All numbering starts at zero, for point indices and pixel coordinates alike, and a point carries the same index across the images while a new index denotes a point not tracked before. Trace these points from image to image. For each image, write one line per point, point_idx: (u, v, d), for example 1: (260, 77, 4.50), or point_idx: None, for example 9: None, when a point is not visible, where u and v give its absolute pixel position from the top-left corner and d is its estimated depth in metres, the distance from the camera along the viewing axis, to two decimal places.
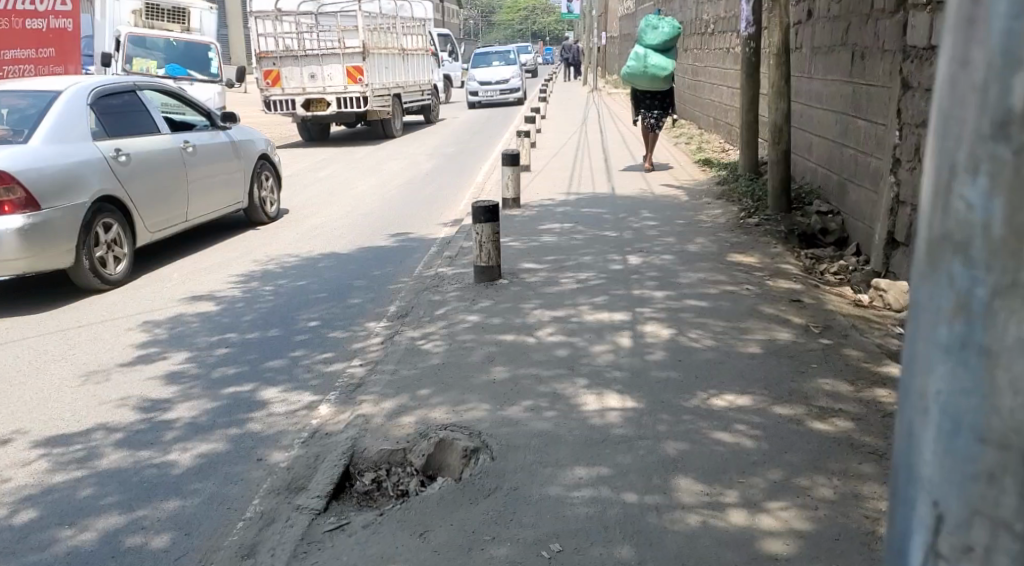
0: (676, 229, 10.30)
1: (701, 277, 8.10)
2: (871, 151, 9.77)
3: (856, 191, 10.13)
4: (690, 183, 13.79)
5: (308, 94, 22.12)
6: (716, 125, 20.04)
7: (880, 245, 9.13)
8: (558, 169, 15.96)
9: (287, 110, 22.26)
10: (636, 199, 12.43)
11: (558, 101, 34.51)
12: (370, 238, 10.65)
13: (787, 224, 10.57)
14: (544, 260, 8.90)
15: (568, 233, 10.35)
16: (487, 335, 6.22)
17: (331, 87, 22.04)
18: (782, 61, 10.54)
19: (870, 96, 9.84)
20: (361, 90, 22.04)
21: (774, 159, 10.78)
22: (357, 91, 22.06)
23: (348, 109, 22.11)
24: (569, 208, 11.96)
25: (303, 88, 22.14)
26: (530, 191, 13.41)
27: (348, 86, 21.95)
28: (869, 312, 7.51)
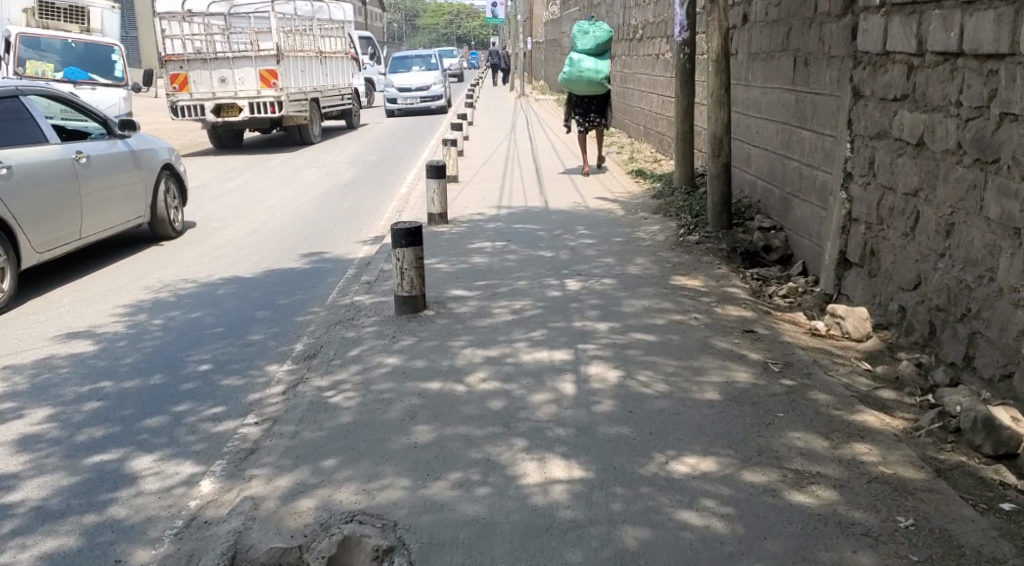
0: (615, 248, 9.61)
1: (645, 304, 7.43)
2: (817, 164, 9.15)
3: (801, 206, 9.51)
4: (626, 195, 13.12)
5: (218, 98, 21.08)
6: (647, 134, 19.52)
7: (830, 265, 8.49)
8: (487, 180, 15.17)
9: (196, 115, 21.22)
10: (570, 213, 11.71)
11: (483, 107, 33.78)
12: (278, 259, 9.86)
13: (729, 241, 9.92)
14: (473, 285, 8.15)
15: (499, 253, 9.59)
16: (409, 382, 5.50)
17: (244, 92, 21.10)
18: (721, 68, 9.89)
19: (815, 106, 9.22)
20: (275, 95, 21.14)
21: (714, 172, 10.13)
22: (271, 96, 21.15)
23: (261, 114, 21.23)
24: (498, 223, 11.21)
25: (213, 93, 21.09)
26: (457, 205, 12.61)
27: (261, 90, 21.06)
28: (828, 343, 6.90)
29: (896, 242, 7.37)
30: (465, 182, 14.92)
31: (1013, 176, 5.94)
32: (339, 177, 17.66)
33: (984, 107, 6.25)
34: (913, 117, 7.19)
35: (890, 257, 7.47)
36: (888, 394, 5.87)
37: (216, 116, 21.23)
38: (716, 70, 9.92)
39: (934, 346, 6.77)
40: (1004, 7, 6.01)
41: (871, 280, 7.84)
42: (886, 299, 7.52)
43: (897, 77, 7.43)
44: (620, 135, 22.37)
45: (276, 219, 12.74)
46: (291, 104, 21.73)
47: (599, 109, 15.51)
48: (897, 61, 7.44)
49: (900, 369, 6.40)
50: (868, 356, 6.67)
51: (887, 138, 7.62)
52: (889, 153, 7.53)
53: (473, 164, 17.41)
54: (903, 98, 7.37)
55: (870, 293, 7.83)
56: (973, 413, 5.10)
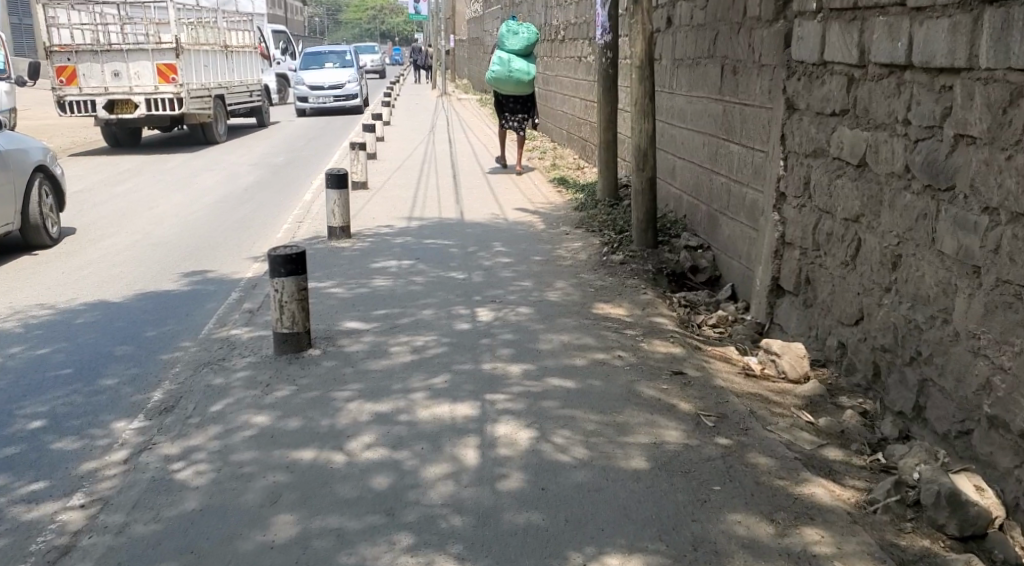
0: (533, 269, 8.80)
1: (562, 338, 6.65)
2: (748, 181, 8.41)
3: (731, 225, 8.80)
4: (547, 206, 12.33)
5: (111, 94, 19.82)
6: (570, 138, 18.75)
7: (761, 291, 7.72)
8: (401, 188, 14.21)
9: (86, 112, 19.90)
10: (485, 227, 10.88)
11: (405, 105, 32.71)
12: (154, 281, 9.10)
13: (653, 261, 9.17)
14: (371, 314, 7.26)
15: (406, 273, 8.73)
16: (276, 452, 4.74)
17: (140, 87, 19.80)
18: (645, 76, 9.13)
19: (746, 119, 8.48)
20: (174, 91, 19.88)
21: (639, 186, 9.39)
22: (170, 92, 19.89)
23: (160, 111, 19.95)
24: (405, 237, 10.32)
25: (105, 88, 19.78)
26: (366, 215, 11.64)
27: (159, 86, 19.76)
28: (763, 386, 6.15)
29: (835, 271, 6.61)
30: (377, 190, 13.96)
31: (969, 207, 5.14)
32: (243, 181, 16.51)
33: (935, 126, 5.44)
34: (853, 135, 6.37)
35: (828, 287, 6.72)
36: (833, 454, 5.14)
37: (108, 112, 19.92)
38: (640, 78, 9.16)
39: (879, 389, 6.01)
40: (959, 15, 5.18)
41: (806, 310, 7.07)
42: (824, 334, 6.76)
43: (835, 89, 6.60)
44: (543, 139, 21.56)
45: (166, 233, 11.62)
46: (192, 100, 20.52)
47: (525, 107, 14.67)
48: (835, 72, 6.61)
49: (844, 420, 5.65)
50: (807, 403, 5.91)
51: (824, 156, 6.82)
52: (826, 173, 6.74)
53: (387, 169, 16.43)
54: (841, 113, 6.56)
55: (804, 325, 7.06)
56: (936, 486, 4.37)
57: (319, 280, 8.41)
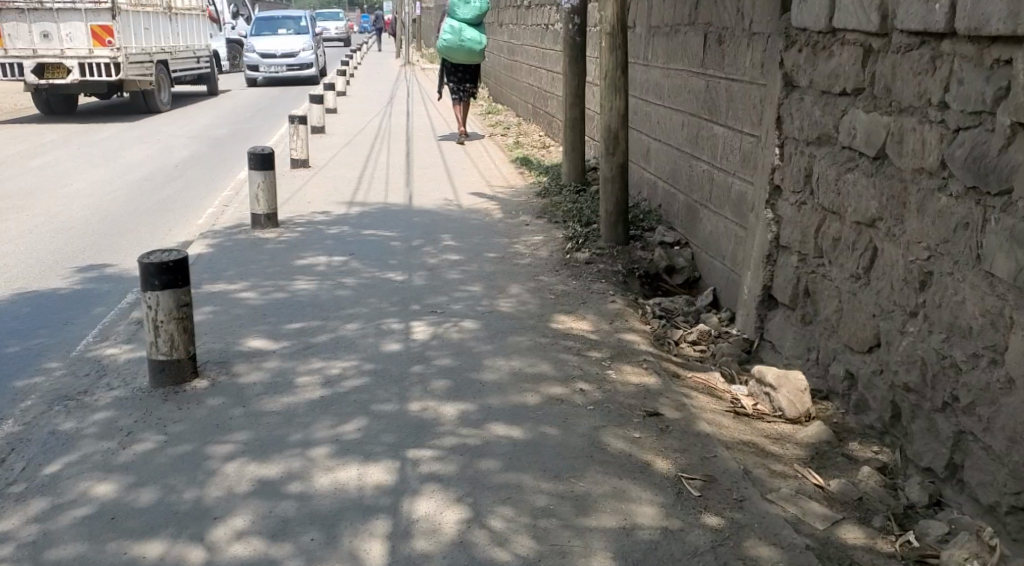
0: (482, 269, 7.60)
1: (512, 362, 5.48)
2: (735, 170, 7.21)
3: (715, 220, 7.62)
4: (506, 192, 11.11)
5: (40, 57, 18.26)
6: (536, 113, 17.51)
7: (750, 300, 6.54)
8: (347, 168, 12.93)
9: (14, 77, 18.41)
10: (433, 216, 9.66)
11: (365, 74, 31.25)
12: (43, 279, 7.84)
13: (623, 260, 7.97)
14: (281, 329, 6.05)
15: (335, 272, 7.52)
16: (112, 546, 3.54)
17: (72, 51, 18.30)
18: (615, 46, 7.88)
19: (733, 96, 7.27)
20: (110, 55, 18.40)
21: (607, 173, 8.17)
22: (106, 56, 18.40)
23: (94, 77, 18.49)
24: (340, 229, 9.10)
25: (33, 50, 18.21)
26: (301, 200, 10.38)
27: (94, 50, 18.26)
28: (757, 429, 4.97)
29: (842, 285, 5.42)
30: (319, 171, 12.68)
31: None
32: (178, 158, 15.19)
33: (985, 112, 4.26)
34: (869, 119, 5.16)
35: (832, 303, 5.53)
36: (852, 535, 4.00)
37: (38, 77, 18.44)
38: (609, 49, 7.91)
39: (898, 436, 4.83)
40: None
41: (803, 328, 5.89)
42: (826, 359, 5.58)
43: (846, 62, 5.38)
44: (508, 114, 20.29)
45: (72, 219, 10.33)
46: (130, 66, 19.04)
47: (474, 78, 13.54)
48: (845, 41, 5.39)
49: (860, 480, 4.47)
50: (813, 456, 4.72)
51: (830, 143, 5.61)
52: (832, 164, 5.54)
53: (335, 146, 15.15)
54: (853, 92, 5.35)
55: (802, 347, 5.88)
56: None
57: (230, 283, 7.18)
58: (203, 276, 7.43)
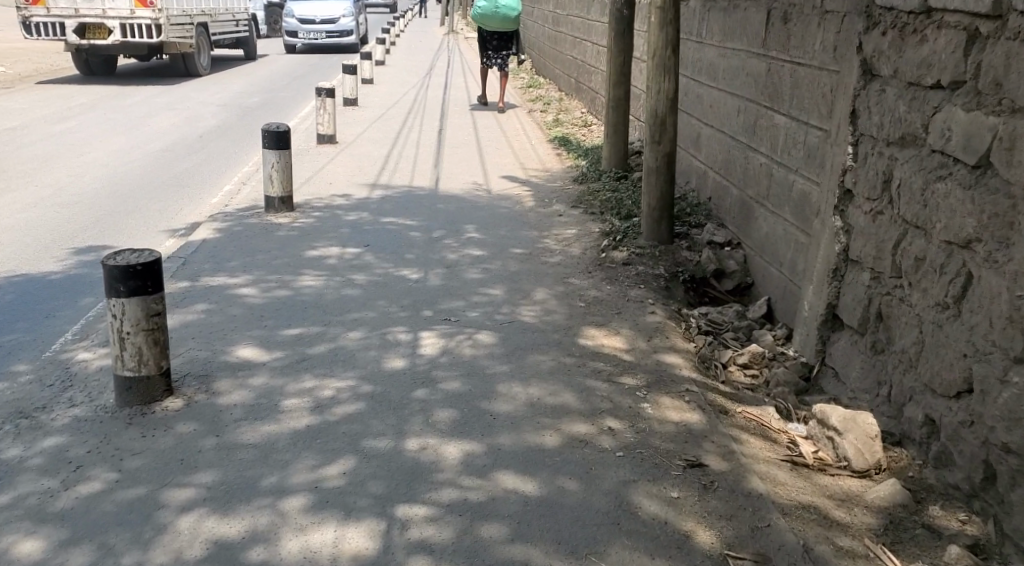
0: (507, 271, 6.88)
1: (530, 387, 4.76)
2: (798, 167, 6.38)
3: (773, 221, 6.80)
4: (539, 181, 10.40)
5: (82, 18, 17.89)
6: (578, 89, 16.72)
7: (810, 319, 5.73)
8: (374, 148, 12.29)
9: (54, 37, 17.97)
10: (459, 210, 8.96)
11: (406, 42, 30.57)
12: (35, 262, 7.23)
13: (666, 263, 7.19)
14: (275, 335, 5.35)
15: (346, 268, 6.85)
16: None
17: (114, 12, 17.88)
18: (667, 22, 7.06)
19: (799, 83, 6.42)
20: (151, 16, 17.91)
21: (652, 164, 7.36)
22: (147, 17, 17.92)
23: (135, 40, 18.01)
24: (358, 217, 8.43)
25: (75, 10, 17.87)
26: (320, 182, 9.75)
27: (135, 10, 17.82)
28: (819, 485, 4.18)
29: (924, 313, 4.60)
30: (344, 150, 12.03)
31: None
32: (203, 129, 14.61)
33: None
34: (968, 119, 4.32)
35: (912, 333, 4.71)
36: None
37: (80, 37, 18.10)
38: (660, 26, 7.08)
39: (991, 502, 4.03)
40: None
41: (873, 358, 5.09)
42: (901, 398, 4.78)
43: (942, 50, 4.54)
44: (549, 88, 19.49)
45: (80, 193, 9.76)
46: (172, 27, 18.56)
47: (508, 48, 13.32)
48: (943, 24, 4.54)
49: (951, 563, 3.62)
50: (888, 524, 3.94)
51: (916, 144, 4.78)
52: (918, 170, 4.70)
53: (365, 125, 14.51)
54: (950, 85, 4.51)
55: (871, 379, 5.08)
56: None
57: (231, 274, 6.50)
58: (202, 264, 6.75)
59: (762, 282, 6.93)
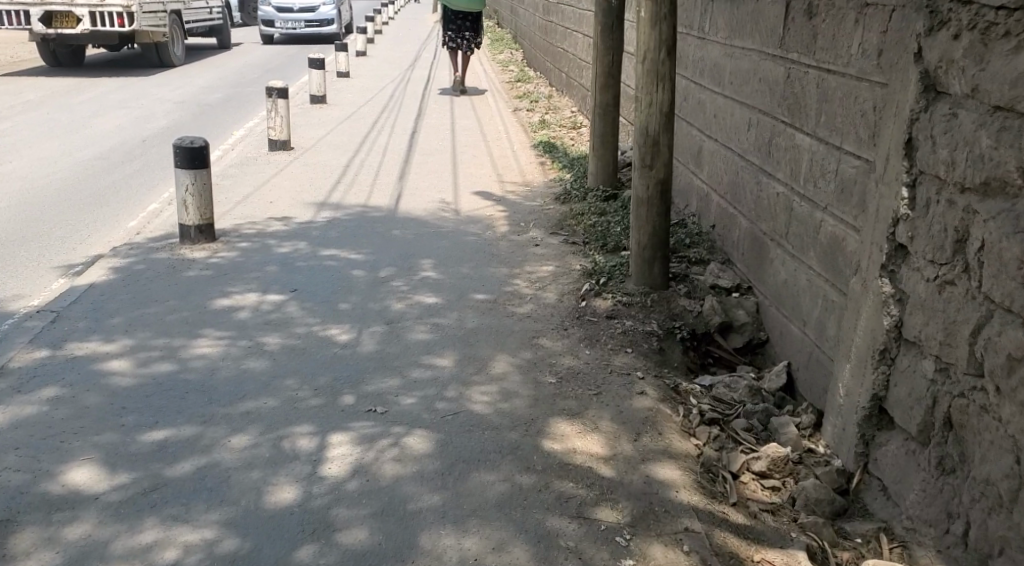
0: (459, 330, 5.53)
1: (465, 537, 3.42)
2: (828, 202, 5.01)
3: (795, 267, 5.43)
4: (516, 199, 9.04)
5: (48, 5, 18.26)
6: (568, 85, 15.38)
7: (849, 410, 4.37)
8: (334, 156, 10.95)
9: (21, 27, 18.42)
10: (415, 238, 7.62)
11: (394, 32, 29.22)
12: None
13: (660, 315, 5.83)
14: (130, 442, 4.00)
15: (259, 323, 5.51)
16: None
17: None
18: (658, 17, 5.68)
19: (829, 95, 5.04)
20: (123, 5, 18.37)
21: (642, 194, 5.97)
22: (117, 6, 18.39)
23: (104, 28, 18.45)
24: (291, 250, 7.08)
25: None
26: (258, 203, 8.42)
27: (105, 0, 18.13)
28: None
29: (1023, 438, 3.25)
30: (298, 159, 10.69)
31: None
32: (151, 131, 13.26)
33: None
34: None
35: (1001, 460, 3.36)
36: None
37: (46, 26, 18.48)
38: (649, 23, 5.71)
39: None
40: None
41: (941, 482, 3.73)
42: (985, 547, 3.43)
43: None
44: (539, 83, 18.08)
45: None
46: (140, 15, 18.81)
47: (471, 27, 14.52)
48: None
49: None
50: None
51: (1008, 194, 3.41)
52: (1012, 232, 3.34)
53: (329, 126, 13.16)
54: None
55: (936, 509, 3.72)
56: None
57: (105, 339, 5.18)
58: (76, 323, 5.42)
59: (782, 341, 5.58)
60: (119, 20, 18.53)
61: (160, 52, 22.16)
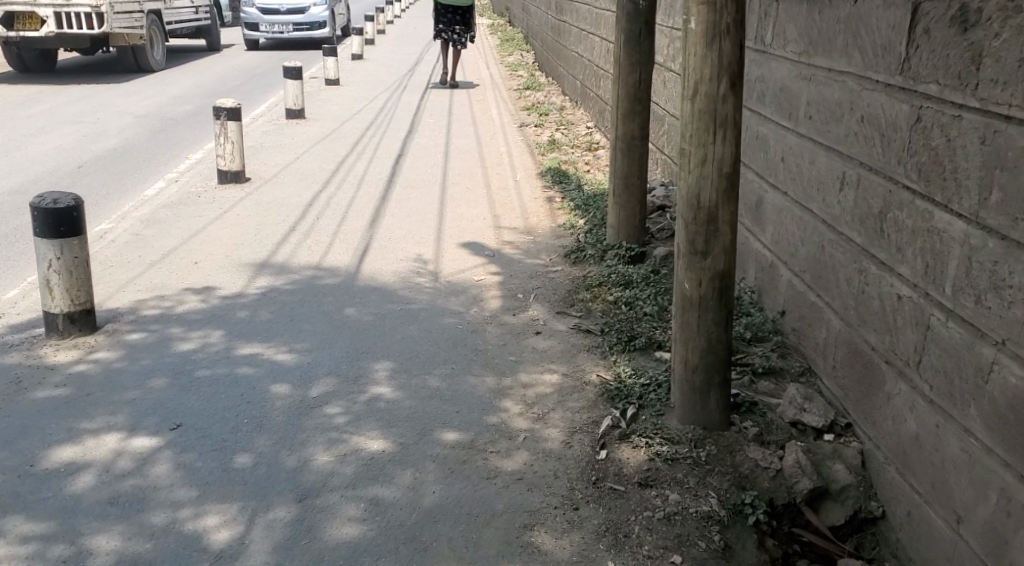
0: (408, 513, 3.60)
1: None
2: (1010, 336, 3.02)
3: (934, 420, 3.44)
4: (514, 255, 7.10)
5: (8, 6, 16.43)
6: (583, 93, 13.42)
7: None
8: (296, 191, 9.05)
9: None
10: (373, 321, 5.68)
11: (396, 31, 27.31)
12: None
13: (721, 478, 3.84)
14: None
15: (103, 504, 3.64)
16: None
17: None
18: (715, 31, 3.68)
19: (1009, 159, 3.05)
20: (91, 6, 16.29)
21: (691, 292, 3.97)
22: (87, 6, 16.29)
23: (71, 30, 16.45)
24: (196, 347, 5.17)
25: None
26: (176, 268, 6.53)
27: None
28: None
29: None
30: (248, 196, 8.80)
31: None
32: (93, 154, 11.43)
33: None
34: None
35: None
36: None
37: (7, 27, 16.58)
38: (700, 42, 3.72)
39: None
40: None
41: None
42: None
43: None
44: (549, 91, 16.09)
45: None
46: (114, 16, 16.91)
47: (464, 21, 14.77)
48: None
49: None
50: None
51: None
52: None
53: (300, 148, 11.26)
54: None
55: None
56: None
57: None
58: None
59: (908, 525, 3.59)
60: (87, 21, 16.47)
61: (137, 56, 20.34)
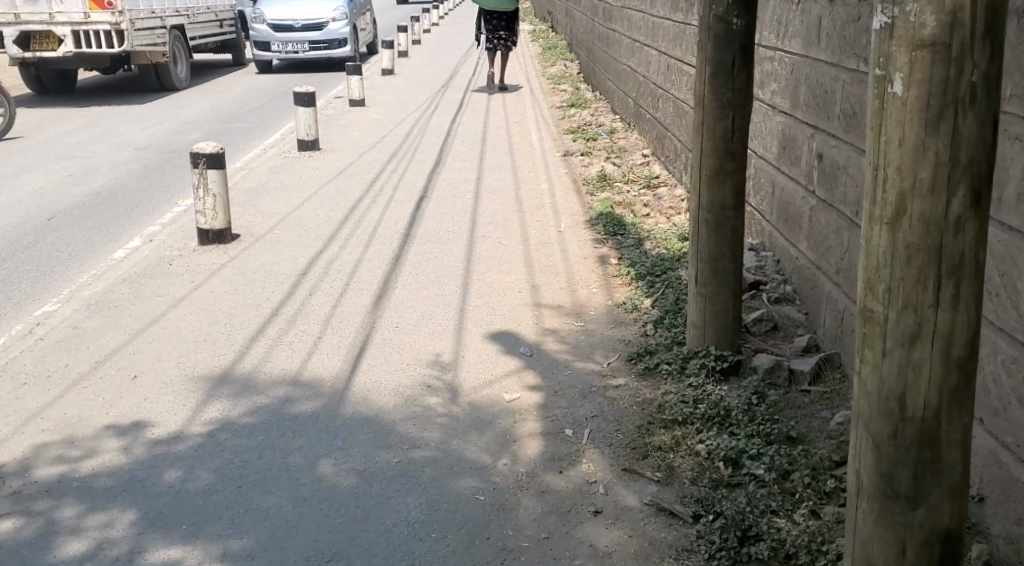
0: None
1: None
2: None
3: None
4: (558, 355, 5.35)
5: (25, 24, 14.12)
6: (638, 114, 11.63)
7: None
8: (291, 253, 7.37)
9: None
10: (357, 484, 3.96)
11: (432, 42, 25.59)
12: None
13: None
14: None
15: None
16: None
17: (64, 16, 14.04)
18: (944, 97, 2.21)
19: None
20: (112, 21, 14.04)
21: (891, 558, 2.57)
22: (107, 22, 14.06)
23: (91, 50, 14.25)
24: (85, 553, 3.50)
25: (17, 17, 14.05)
26: (106, 390, 4.88)
27: (89, 14, 13.97)
28: None
29: None
30: (231, 261, 7.16)
31: None
32: (74, 200, 9.86)
33: None
34: None
35: None
36: None
37: (23, 48, 14.33)
38: (912, 121, 2.24)
39: None
40: None
41: None
42: None
43: None
44: (598, 109, 14.28)
45: None
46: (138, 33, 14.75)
47: (509, 27, 14.24)
48: None
49: None
50: None
51: None
52: None
53: (308, 190, 9.59)
54: None
55: None
56: None
57: None
58: None
59: None
60: (108, 40, 14.24)
61: (160, 75, 18.82)
